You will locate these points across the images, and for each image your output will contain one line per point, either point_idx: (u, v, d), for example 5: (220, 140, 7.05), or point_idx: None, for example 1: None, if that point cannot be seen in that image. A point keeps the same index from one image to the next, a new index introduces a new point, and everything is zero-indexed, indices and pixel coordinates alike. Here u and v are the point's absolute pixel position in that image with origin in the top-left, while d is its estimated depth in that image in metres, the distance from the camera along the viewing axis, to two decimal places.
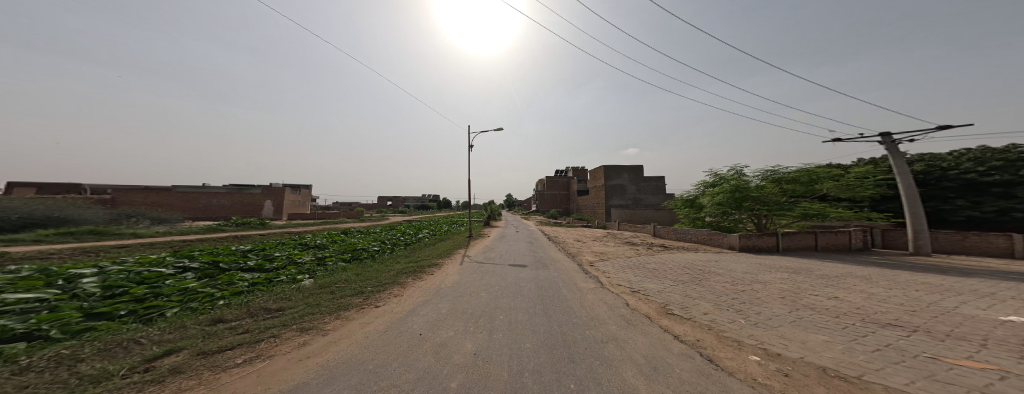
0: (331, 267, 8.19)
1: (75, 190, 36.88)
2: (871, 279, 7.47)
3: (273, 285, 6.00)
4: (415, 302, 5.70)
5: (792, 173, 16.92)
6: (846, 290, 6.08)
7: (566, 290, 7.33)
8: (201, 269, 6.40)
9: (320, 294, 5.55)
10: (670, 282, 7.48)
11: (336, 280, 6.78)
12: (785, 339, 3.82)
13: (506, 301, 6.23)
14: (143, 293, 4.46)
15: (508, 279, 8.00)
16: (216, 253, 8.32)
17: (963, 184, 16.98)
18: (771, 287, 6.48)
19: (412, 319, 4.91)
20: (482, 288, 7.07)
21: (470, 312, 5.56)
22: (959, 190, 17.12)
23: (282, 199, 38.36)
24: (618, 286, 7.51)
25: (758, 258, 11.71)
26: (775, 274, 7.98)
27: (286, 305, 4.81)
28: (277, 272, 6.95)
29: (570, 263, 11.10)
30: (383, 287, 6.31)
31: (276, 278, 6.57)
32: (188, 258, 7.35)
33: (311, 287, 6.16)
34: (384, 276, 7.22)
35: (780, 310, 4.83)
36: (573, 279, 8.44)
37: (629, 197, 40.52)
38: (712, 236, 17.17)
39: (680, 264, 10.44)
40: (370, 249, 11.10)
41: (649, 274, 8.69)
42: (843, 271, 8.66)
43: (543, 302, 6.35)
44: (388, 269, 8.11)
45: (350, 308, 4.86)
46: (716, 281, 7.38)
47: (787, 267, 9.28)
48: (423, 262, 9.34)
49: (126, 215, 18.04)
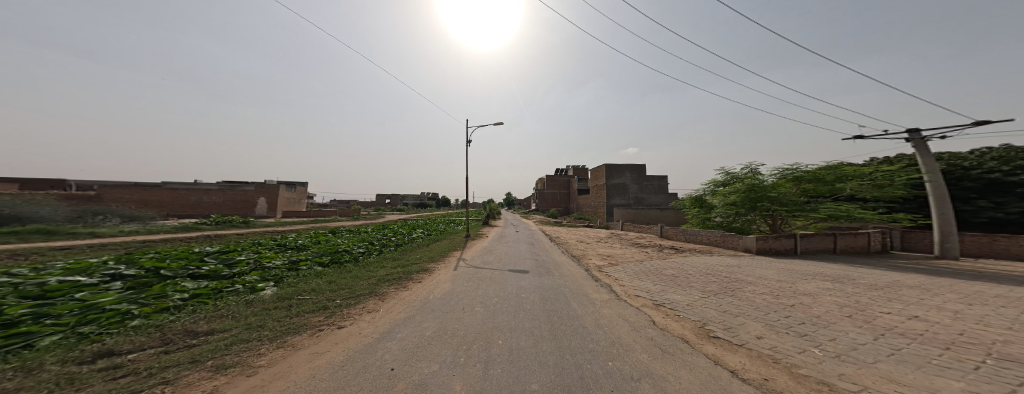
0: (303, 272, 7.09)
1: (61, 185, 35.69)
2: (929, 290, 6.37)
3: (219, 297, 4.81)
4: (392, 321, 4.61)
5: (813, 171, 15.75)
6: (919, 308, 4.95)
7: (577, 303, 6.26)
8: (133, 278, 5.28)
9: (274, 310, 4.42)
10: (698, 293, 6.41)
11: (302, 290, 5.65)
12: (899, 384, 2.68)
13: (506, 319, 5.13)
14: (16, 315, 3.40)
15: (509, 289, 6.88)
16: (172, 256, 7.17)
17: (985, 184, 16.04)
18: (826, 302, 5.33)
19: (384, 345, 3.84)
20: (478, 301, 5.96)
21: (461, 336, 4.46)
22: (981, 190, 16.18)
23: (277, 197, 37.51)
24: (637, 297, 6.44)
25: (780, 262, 10.65)
26: (815, 283, 6.90)
27: (222, 326, 3.63)
28: (233, 280, 5.79)
29: (576, 268, 9.99)
30: (354, 299, 5.19)
31: (228, 287, 5.42)
32: (127, 264, 6.13)
33: (267, 299, 5.02)
34: (360, 285, 6.09)
35: (862, 337, 3.69)
36: (582, 288, 7.37)
37: (631, 196, 39.56)
38: (725, 238, 16.12)
39: (700, 269, 9.38)
40: (353, 251, 9.91)
41: (670, 282, 7.60)
42: (885, 278, 7.63)
43: (549, 320, 5.29)
44: (368, 276, 6.97)
45: (305, 331, 3.76)
46: (752, 292, 6.29)
47: (822, 274, 8.18)
48: (411, 266, 8.20)
49: (94, 212, 16.76)
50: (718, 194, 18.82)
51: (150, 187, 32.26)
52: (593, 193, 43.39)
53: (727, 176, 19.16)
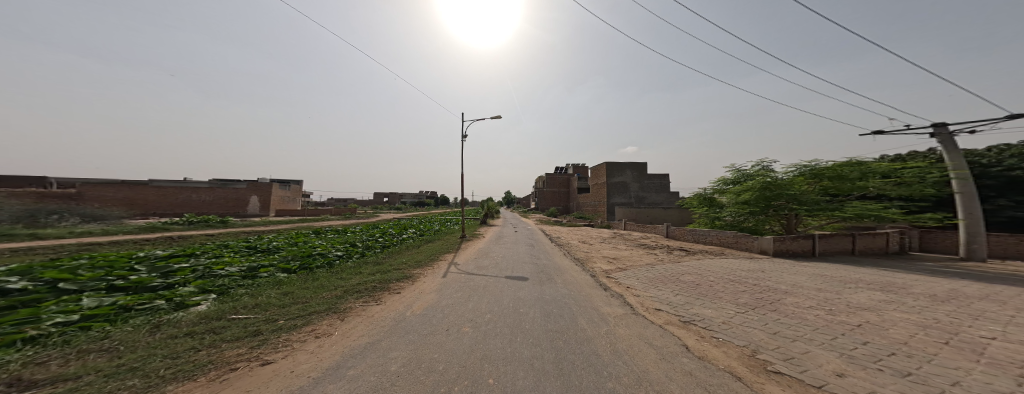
0: (260, 282, 5.96)
1: (40, 184, 34.22)
2: (1001, 303, 5.31)
3: (118, 321, 3.61)
4: (347, 352, 3.47)
5: (833, 167, 14.75)
6: (1020, 331, 3.90)
7: (587, 323, 5.16)
8: (14, 295, 4.07)
9: (185, 338, 3.26)
10: (732, 307, 5.35)
11: (243, 306, 4.50)
12: None
13: (499, 347, 4.03)
14: None
15: (504, 302, 5.80)
16: (96, 264, 5.90)
17: (1006, 182, 14.97)
18: (900, 320, 4.25)
19: (322, 390, 2.68)
20: (466, 320, 4.84)
21: (439, 371, 3.33)
22: (1000, 188, 15.22)
23: (270, 195, 36.41)
24: (659, 315, 5.47)
25: (804, 266, 9.59)
26: (864, 293, 5.85)
27: (77, 370, 2.45)
28: (156, 297, 4.61)
29: (580, 273, 8.97)
30: (302, 320, 4.05)
31: (146, 305, 4.25)
32: (28, 275, 4.91)
33: (185, 321, 3.84)
34: (320, 299, 4.95)
35: (998, 381, 2.60)
36: (590, 301, 6.31)
37: (632, 194, 38.50)
38: (738, 239, 15.12)
39: (720, 276, 8.35)
40: (330, 255, 8.76)
41: (692, 291, 6.75)
42: (933, 286, 6.60)
43: (554, 346, 4.22)
44: (337, 286, 5.83)
45: (205, 371, 2.62)
46: (797, 304, 5.21)
47: (860, 281, 7.12)
48: (392, 272, 7.05)
49: (49, 211, 15.35)
50: (729, 193, 17.87)
51: (136, 185, 30.83)
52: (593, 192, 42.40)
53: (737, 174, 18.46)
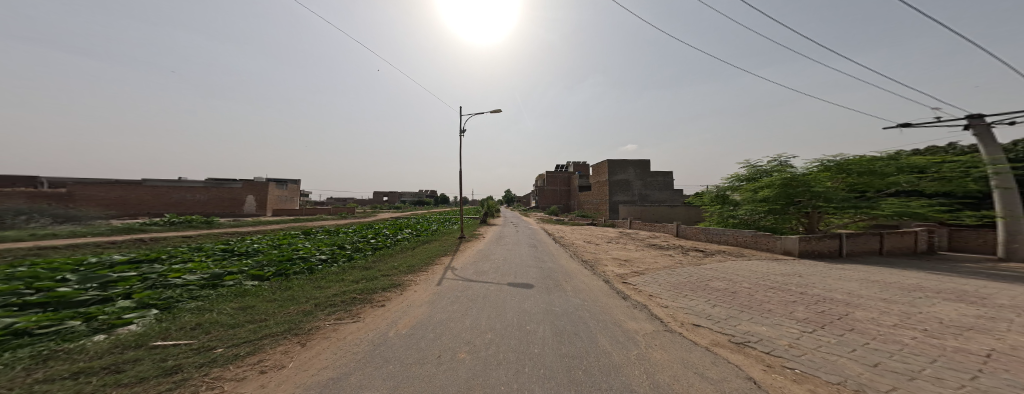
0: (219, 293, 4.97)
1: (30, 183, 33.28)
2: None
3: None
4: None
5: (858, 161, 13.80)
6: None
7: (614, 345, 4.15)
8: None
9: (56, 386, 2.26)
10: (793, 324, 4.33)
11: (177, 326, 3.50)
12: None
13: (509, 383, 3.01)
14: None
15: (510, 317, 4.80)
16: (19, 274, 4.90)
17: None
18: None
19: None
20: (465, 342, 3.84)
21: None
22: None
23: (266, 194, 35.52)
24: (703, 335, 4.45)
25: (841, 269, 8.57)
26: (945, 306, 4.82)
27: None
28: (67, 318, 3.59)
29: (593, 278, 7.97)
30: (248, 347, 3.07)
31: (45, 330, 3.25)
32: None
33: (84, 352, 2.84)
34: (283, 315, 3.98)
35: None
36: (613, 315, 5.27)
37: (636, 192, 37.51)
38: (757, 238, 14.17)
39: (754, 282, 7.32)
40: (312, 259, 7.78)
41: (731, 302, 5.74)
42: (1010, 296, 5.60)
43: (577, 379, 3.22)
44: (310, 297, 4.84)
45: None
46: (876, 321, 4.17)
47: (922, 289, 6.09)
48: (379, 280, 6.06)
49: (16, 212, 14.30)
50: (745, 189, 16.88)
51: (129, 184, 29.90)
52: (596, 190, 41.38)
53: (752, 170, 17.49)
